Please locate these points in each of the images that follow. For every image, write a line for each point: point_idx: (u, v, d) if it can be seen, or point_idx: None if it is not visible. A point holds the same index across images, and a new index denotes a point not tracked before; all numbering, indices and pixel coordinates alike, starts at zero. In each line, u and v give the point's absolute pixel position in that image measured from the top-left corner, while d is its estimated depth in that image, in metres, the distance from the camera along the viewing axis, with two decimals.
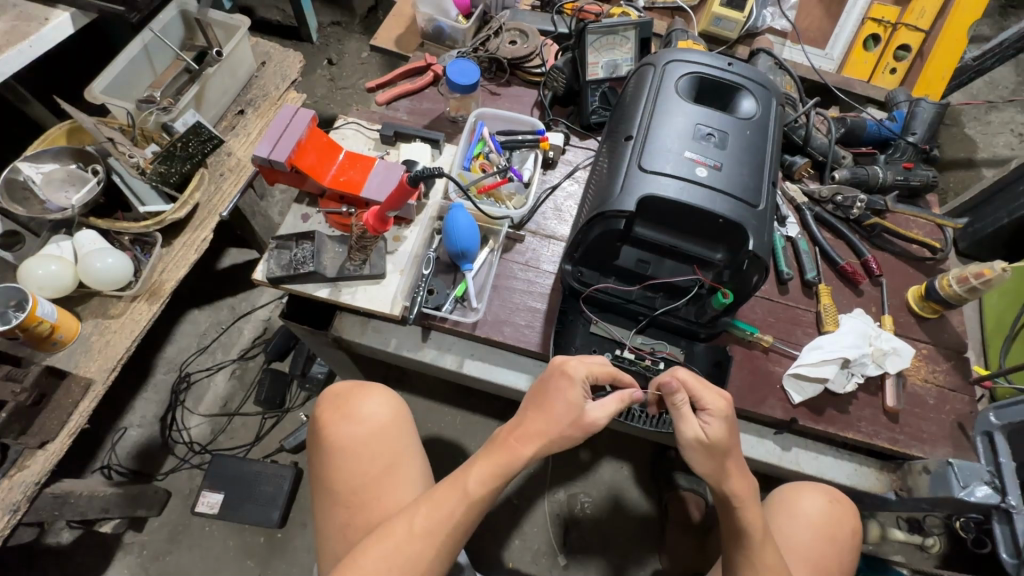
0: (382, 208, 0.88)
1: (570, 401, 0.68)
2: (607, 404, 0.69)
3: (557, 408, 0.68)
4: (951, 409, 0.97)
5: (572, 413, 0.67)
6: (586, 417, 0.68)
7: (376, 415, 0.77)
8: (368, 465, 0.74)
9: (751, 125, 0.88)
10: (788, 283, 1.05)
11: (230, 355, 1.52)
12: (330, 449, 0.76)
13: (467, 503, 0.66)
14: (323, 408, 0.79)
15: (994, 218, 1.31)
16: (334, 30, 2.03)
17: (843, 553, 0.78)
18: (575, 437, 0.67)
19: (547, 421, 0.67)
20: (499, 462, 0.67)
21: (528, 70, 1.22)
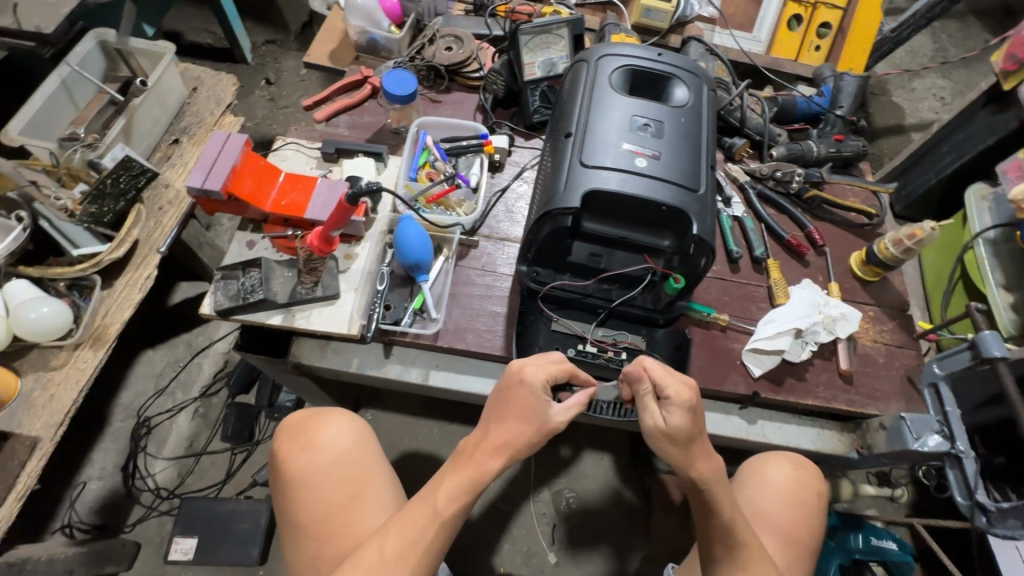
0: (325, 228, 0.85)
1: (528, 407, 0.69)
2: (568, 405, 0.71)
3: (516, 417, 0.69)
4: (900, 364, 1.02)
5: (531, 419, 0.68)
6: (547, 419, 0.69)
7: (337, 441, 0.76)
8: (335, 495, 0.72)
9: (685, 112, 0.90)
10: (738, 261, 1.09)
11: (191, 393, 1.46)
12: (292, 483, 0.74)
13: (438, 521, 0.65)
14: (282, 441, 0.76)
15: (923, 179, 1.39)
16: (269, 49, 1.99)
17: (813, 518, 0.80)
18: (536, 441, 0.69)
19: (510, 429, 0.68)
20: (465, 476, 0.67)
21: (466, 75, 1.22)
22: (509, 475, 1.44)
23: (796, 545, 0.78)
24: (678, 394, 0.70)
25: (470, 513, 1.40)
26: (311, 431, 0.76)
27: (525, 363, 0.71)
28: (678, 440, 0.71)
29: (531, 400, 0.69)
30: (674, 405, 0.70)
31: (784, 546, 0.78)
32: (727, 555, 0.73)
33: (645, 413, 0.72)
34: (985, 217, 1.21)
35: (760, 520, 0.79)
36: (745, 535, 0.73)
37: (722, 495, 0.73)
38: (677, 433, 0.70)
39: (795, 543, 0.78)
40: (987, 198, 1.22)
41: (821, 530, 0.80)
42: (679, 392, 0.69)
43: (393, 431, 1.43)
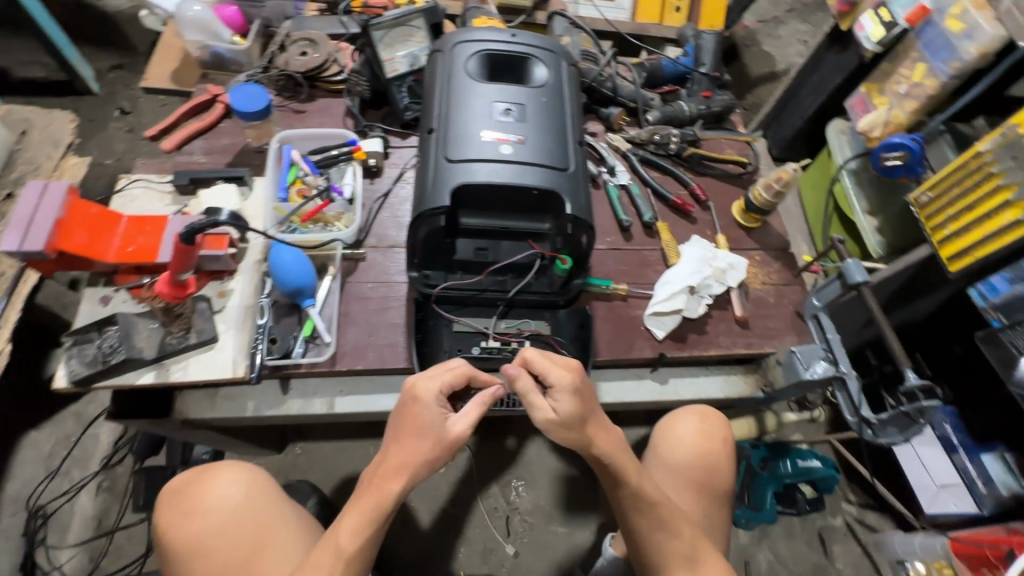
0: (172, 273, 0.81)
1: (429, 426, 0.67)
2: (469, 413, 0.70)
3: (420, 437, 0.67)
4: (789, 301, 1.08)
5: (435, 437, 0.67)
6: (450, 433, 0.68)
7: (227, 497, 0.72)
8: (227, 555, 0.69)
9: (546, 92, 0.90)
10: (629, 229, 1.10)
11: (90, 469, 1.32)
12: (183, 554, 0.69)
13: (343, 561, 0.62)
14: (161, 511, 0.72)
15: (791, 123, 1.47)
16: (118, 74, 1.79)
17: (721, 465, 0.86)
18: (443, 455, 0.68)
19: (412, 450, 0.67)
20: (371, 506, 0.64)
21: (328, 79, 1.15)
22: (456, 478, 1.41)
23: (707, 492, 0.84)
24: (561, 380, 0.74)
25: (422, 523, 1.35)
26: (194, 494, 0.72)
27: (421, 380, 0.70)
28: (570, 424, 0.73)
29: (430, 420, 0.68)
30: (558, 390, 0.74)
31: (696, 495, 0.84)
32: (638, 516, 0.75)
33: (534, 404, 0.74)
34: (845, 148, 1.30)
35: (672, 475, 0.85)
36: (653, 495, 0.75)
37: (624, 462, 0.75)
38: (568, 417, 0.73)
39: (706, 490, 0.85)
40: (845, 131, 1.31)
41: (731, 473, 0.87)
42: (561, 377, 0.73)
43: (325, 462, 1.37)
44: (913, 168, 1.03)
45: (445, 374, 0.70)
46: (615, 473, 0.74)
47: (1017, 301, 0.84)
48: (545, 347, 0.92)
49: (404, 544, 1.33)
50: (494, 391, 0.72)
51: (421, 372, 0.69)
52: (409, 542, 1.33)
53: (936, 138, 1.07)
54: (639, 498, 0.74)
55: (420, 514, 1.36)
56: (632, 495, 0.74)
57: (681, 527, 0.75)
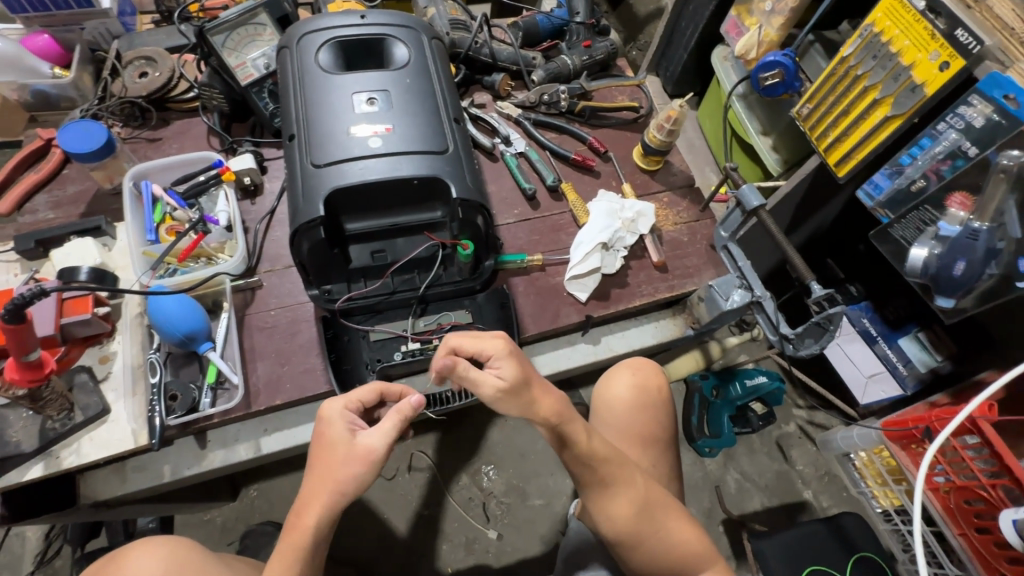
0: (14, 356, 0.65)
1: (340, 446, 0.63)
2: (384, 426, 0.64)
3: (333, 459, 0.62)
4: (702, 236, 1.09)
5: (351, 455, 0.62)
6: (361, 448, 0.62)
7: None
8: None
9: (409, 72, 0.84)
10: (535, 197, 1.08)
11: (22, 571, 1.20)
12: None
13: None
14: None
15: (678, 57, 1.47)
16: None
17: (659, 415, 0.88)
18: (366, 479, 0.62)
19: (326, 477, 0.61)
20: (295, 550, 0.59)
21: (178, 98, 1.04)
22: (424, 479, 1.38)
23: (653, 443, 0.86)
24: (496, 350, 0.65)
25: (399, 531, 1.32)
26: None
27: (329, 403, 0.67)
28: (519, 391, 0.63)
29: (338, 441, 0.63)
30: (499, 359, 0.65)
31: (641, 448, 0.85)
32: (592, 475, 0.69)
33: (472, 377, 0.62)
34: (731, 75, 1.29)
35: (616, 434, 0.87)
36: (603, 451, 0.69)
37: (574, 426, 0.66)
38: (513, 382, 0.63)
39: (650, 441, 0.86)
40: (728, 57, 1.31)
41: (670, 423, 0.89)
42: (493, 344, 0.65)
43: (284, 497, 1.29)
44: (791, 83, 1.04)
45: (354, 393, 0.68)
46: (566, 438, 0.66)
47: (898, 195, 0.87)
48: (469, 336, 0.89)
49: (385, 555, 1.30)
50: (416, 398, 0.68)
51: (327, 394, 0.67)
52: (390, 553, 1.30)
53: (808, 49, 1.09)
54: (588, 459, 0.68)
55: (396, 523, 1.33)
56: (581, 458, 0.68)
57: (636, 478, 0.72)
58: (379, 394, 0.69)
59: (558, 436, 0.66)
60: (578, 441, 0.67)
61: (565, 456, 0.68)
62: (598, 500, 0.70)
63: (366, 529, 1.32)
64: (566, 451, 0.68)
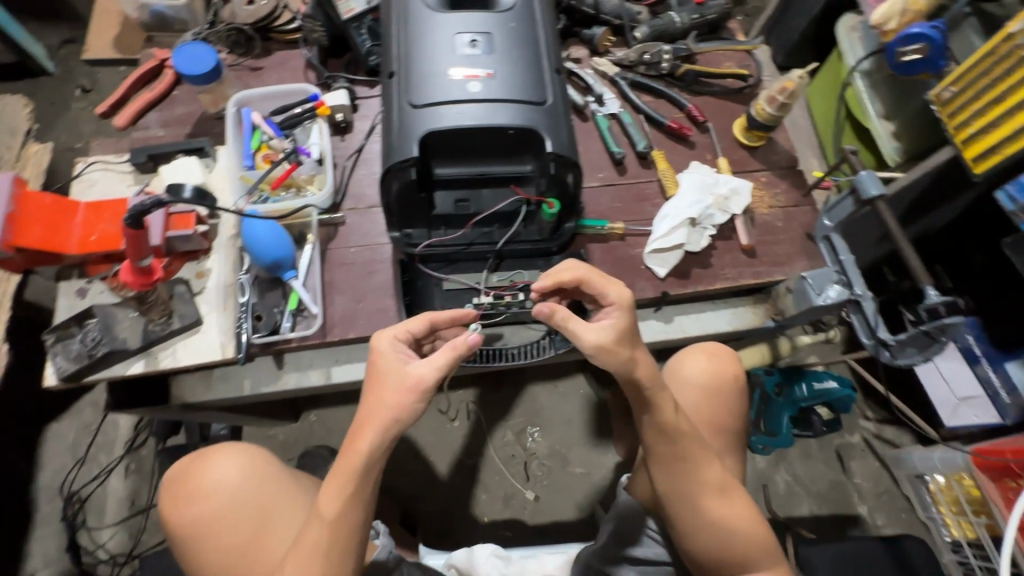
0: (131, 259, 0.73)
1: (391, 373, 0.63)
2: (435, 359, 0.63)
3: (383, 386, 0.63)
4: (798, 224, 1.01)
5: (401, 384, 0.62)
6: (411, 377, 0.63)
7: (224, 480, 0.70)
8: (232, 534, 0.68)
9: (514, 15, 0.80)
10: (623, 162, 1.03)
11: (115, 454, 1.35)
12: (184, 537, 0.69)
13: (330, 527, 0.62)
14: (165, 494, 0.71)
15: (796, 24, 1.33)
16: (71, 49, 1.66)
17: (731, 403, 0.85)
18: (415, 407, 0.63)
19: (377, 402, 0.63)
20: (348, 470, 0.62)
21: (281, 29, 1.05)
22: (471, 430, 1.41)
23: (717, 431, 0.83)
24: (619, 299, 0.69)
25: (443, 475, 1.37)
26: (194, 479, 0.70)
27: (380, 333, 0.67)
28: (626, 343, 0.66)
29: (390, 369, 0.64)
30: (615, 309, 0.68)
31: (710, 433, 0.83)
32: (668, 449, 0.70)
33: (580, 330, 0.65)
34: (857, 49, 1.16)
35: None
36: (683, 429, 0.70)
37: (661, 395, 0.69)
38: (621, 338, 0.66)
39: (719, 428, 0.84)
40: (856, 28, 1.17)
41: (741, 415, 0.86)
42: (617, 295, 0.68)
43: (340, 426, 1.36)
44: (935, 61, 0.92)
45: (405, 324, 0.68)
46: (650, 403, 0.69)
47: None
48: None
49: (427, 494, 1.36)
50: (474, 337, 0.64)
51: (379, 323, 0.67)
52: (432, 493, 1.36)
53: (961, 23, 0.96)
54: (666, 431, 0.70)
55: (440, 467, 1.38)
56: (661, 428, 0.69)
57: (707, 458, 0.71)
58: (430, 325, 0.69)
59: (641, 399, 0.69)
60: (662, 409, 0.69)
61: (648, 422, 0.70)
62: (670, 473, 0.71)
63: (412, 468, 1.38)
64: (649, 419, 0.70)
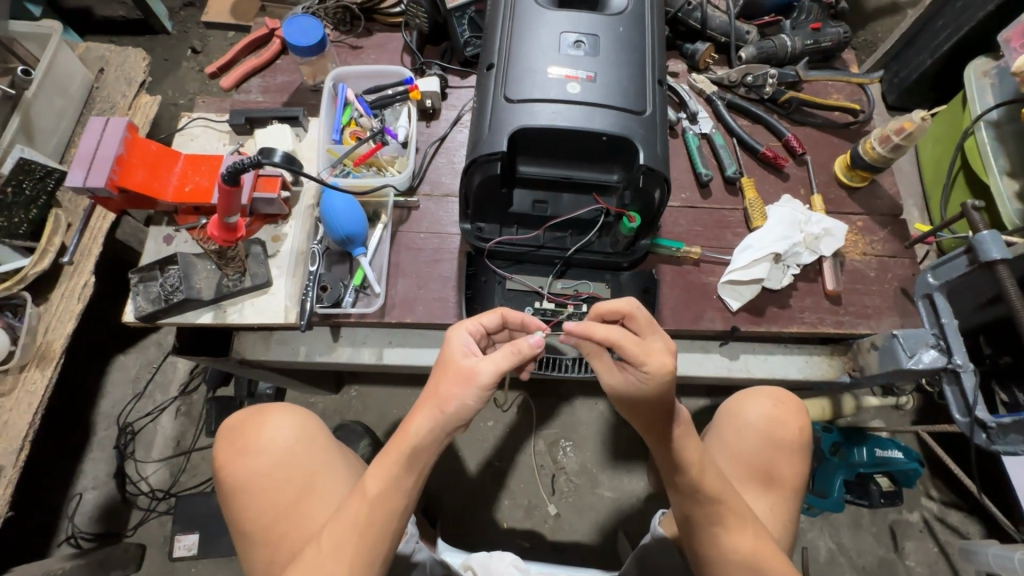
0: (218, 214, 0.74)
1: (452, 366, 0.63)
2: (494, 356, 0.62)
3: (442, 375, 0.63)
4: (893, 276, 0.93)
5: (456, 375, 0.62)
6: (471, 371, 0.62)
7: (277, 440, 0.71)
8: (277, 495, 0.68)
9: (624, 20, 0.77)
10: (709, 185, 0.98)
11: (170, 393, 1.42)
12: (231, 487, 0.69)
13: (369, 503, 0.62)
14: (220, 445, 0.71)
15: (917, 62, 1.23)
16: (189, 12, 1.78)
17: (793, 457, 0.79)
18: (469, 403, 0.61)
19: (436, 394, 0.63)
20: (398, 452, 0.62)
21: (386, 12, 1.07)
22: (504, 433, 1.39)
23: (772, 483, 0.77)
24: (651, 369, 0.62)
25: (470, 473, 1.36)
26: (248, 433, 0.71)
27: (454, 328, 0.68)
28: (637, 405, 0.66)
29: (452, 362, 0.64)
30: (645, 378, 0.63)
31: (761, 487, 0.77)
32: (696, 507, 0.67)
33: (604, 367, 0.67)
34: (987, 96, 1.05)
35: (732, 461, 0.79)
36: (715, 487, 0.67)
37: (686, 452, 0.67)
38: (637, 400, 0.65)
39: (771, 482, 0.77)
40: (989, 73, 1.06)
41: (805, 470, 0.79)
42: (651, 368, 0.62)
43: (378, 404, 1.38)
44: None
45: (478, 318, 0.68)
46: (675, 460, 0.67)
47: None
48: None
49: (451, 489, 1.35)
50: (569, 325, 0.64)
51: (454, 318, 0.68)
52: (456, 489, 1.35)
53: None
54: (699, 489, 0.67)
55: (468, 464, 1.37)
56: (683, 483, 0.67)
57: (744, 518, 0.66)
58: (502, 319, 0.69)
59: (664, 449, 0.67)
60: (687, 463, 0.66)
61: (674, 478, 0.68)
62: (702, 530, 0.67)
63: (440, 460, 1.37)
64: (678, 474, 0.67)
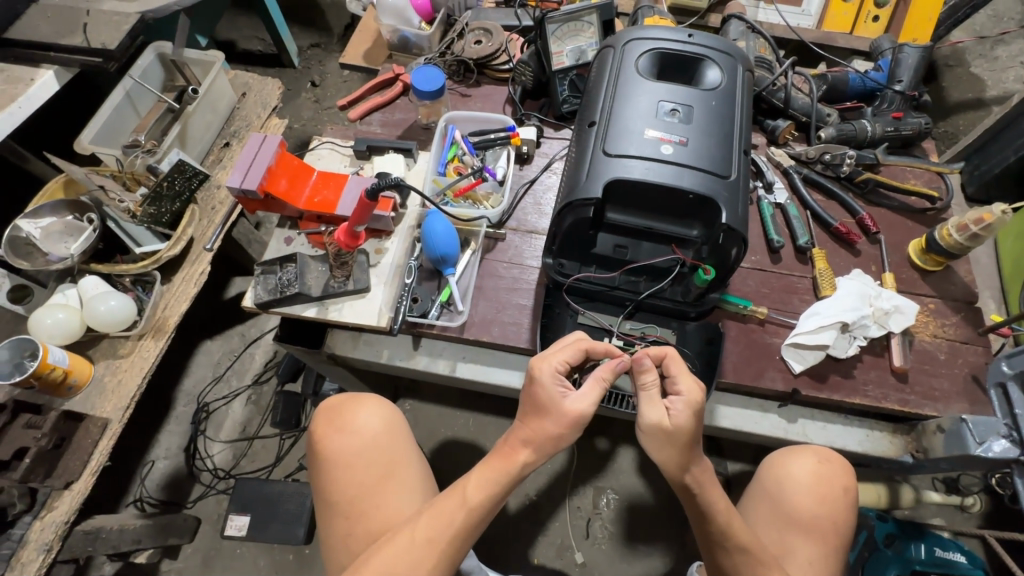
0: (349, 224, 0.89)
1: (554, 409, 0.69)
2: (587, 394, 0.70)
3: (545, 418, 0.69)
4: (964, 362, 0.93)
5: (562, 419, 0.68)
6: (573, 412, 0.68)
7: (369, 428, 0.81)
8: (362, 475, 0.78)
9: (717, 95, 0.86)
10: (779, 251, 1.02)
11: (244, 381, 1.54)
12: (325, 460, 0.80)
13: (466, 510, 0.67)
14: (318, 422, 0.83)
15: (1000, 157, 1.25)
16: (315, 52, 2.04)
17: (832, 517, 0.80)
18: (571, 436, 0.69)
19: (539, 429, 0.69)
20: (502, 470, 0.69)
21: (496, 67, 1.22)
22: (545, 468, 1.42)
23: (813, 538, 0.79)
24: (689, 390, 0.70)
25: (507, 502, 1.39)
26: (347, 414, 0.82)
27: (538, 362, 0.72)
28: (676, 437, 0.68)
29: (552, 402, 0.69)
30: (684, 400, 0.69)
31: (798, 540, 0.79)
32: (727, 556, 0.69)
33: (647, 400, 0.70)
34: None
35: (774, 513, 0.82)
36: (745, 539, 0.69)
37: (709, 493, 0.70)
38: (679, 431, 0.68)
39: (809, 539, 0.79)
40: None
41: (849, 528, 0.81)
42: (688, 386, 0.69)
43: (430, 421, 1.45)
44: None
45: (561, 352, 0.73)
46: (699, 500, 0.70)
47: None
48: None
49: None
50: (614, 362, 0.71)
51: (540, 352, 0.72)
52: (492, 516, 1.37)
53: None
54: (732, 539, 0.69)
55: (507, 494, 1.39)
56: (714, 533, 0.70)
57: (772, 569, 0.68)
58: (583, 352, 0.73)
59: (692, 499, 0.71)
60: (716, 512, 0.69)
61: (703, 525, 0.71)
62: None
63: None
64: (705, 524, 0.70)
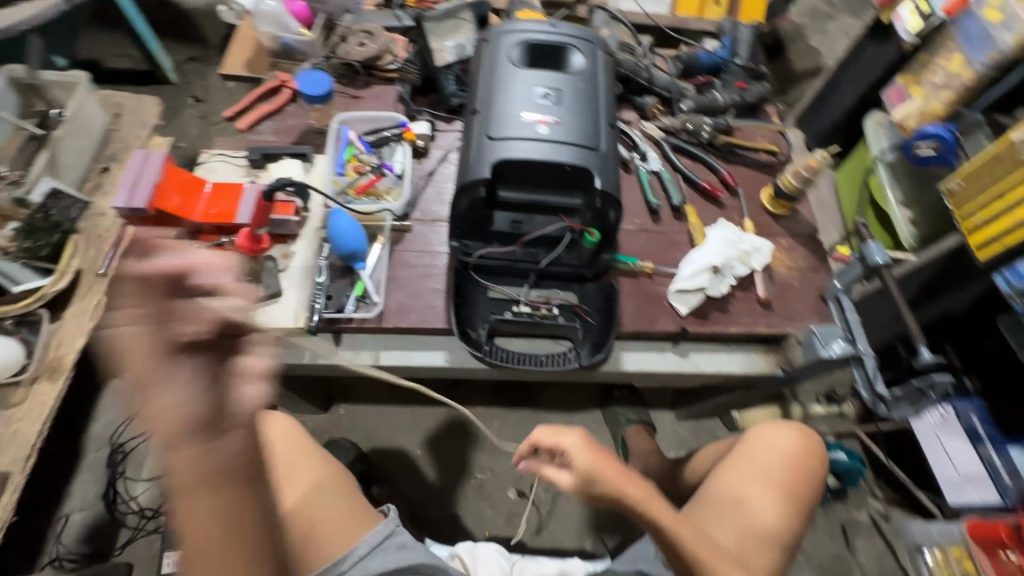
0: (251, 226, 0.96)
1: (147, 359, 0.45)
2: (201, 316, 0.48)
3: (143, 378, 0.45)
4: (814, 286, 1.11)
5: (183, 354, 0.46)
6: (173, 350, 0.46)
7: (262, 435, 0.88)
8: (264, 477, 0.85)
9: (582, 78, 0.96)
10: (658, 212, 1.16)
11: None
12: None
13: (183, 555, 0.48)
14: None
15: (829, 115, 1.48)
16: (193, 66, 1.95)
17: (805, 485, 0.91)
18: (213, 389, 0.46)
19: (172, 393, 0.45)
20: (189, 472, 0.46)
21: (383, 67, 1.24)
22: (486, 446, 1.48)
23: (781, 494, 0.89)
24: (571, 444, 0.74)
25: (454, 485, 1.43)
26: None
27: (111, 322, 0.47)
28: (588, 479, 0.71)
29: (141, 360, 0.45)
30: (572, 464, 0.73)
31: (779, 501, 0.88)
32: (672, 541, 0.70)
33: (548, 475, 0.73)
34: (881, 139, 1.27)
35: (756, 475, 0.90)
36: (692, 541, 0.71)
37: (654, 511, 0.71)
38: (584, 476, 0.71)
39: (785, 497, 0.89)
40: (882, 123, 1.29)
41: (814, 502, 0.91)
42: (570, 437, 0.74)
43: (367, 421, 1.47)
44: (946, 157, 1.06)
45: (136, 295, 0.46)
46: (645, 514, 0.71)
47: None
48: (572, 314, 1.01)
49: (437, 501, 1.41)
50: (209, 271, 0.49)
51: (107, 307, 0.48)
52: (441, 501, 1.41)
53: (975, 130, 1.08)
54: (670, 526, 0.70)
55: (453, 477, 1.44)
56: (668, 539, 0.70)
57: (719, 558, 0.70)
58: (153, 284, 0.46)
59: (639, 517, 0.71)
60: (670, 541, 0.70)
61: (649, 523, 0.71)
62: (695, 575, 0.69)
63: (424, 474, 1.43)
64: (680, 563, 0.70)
